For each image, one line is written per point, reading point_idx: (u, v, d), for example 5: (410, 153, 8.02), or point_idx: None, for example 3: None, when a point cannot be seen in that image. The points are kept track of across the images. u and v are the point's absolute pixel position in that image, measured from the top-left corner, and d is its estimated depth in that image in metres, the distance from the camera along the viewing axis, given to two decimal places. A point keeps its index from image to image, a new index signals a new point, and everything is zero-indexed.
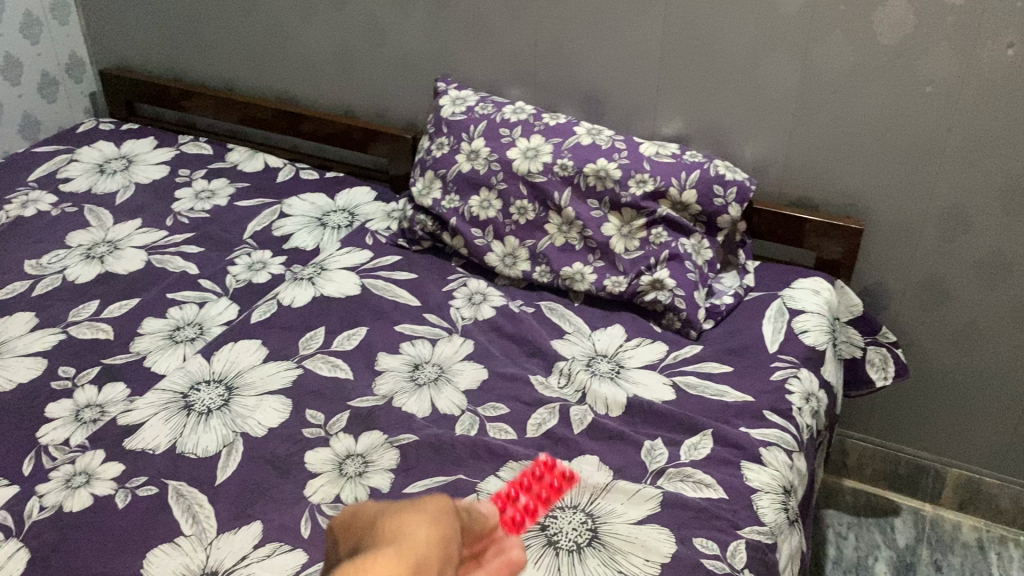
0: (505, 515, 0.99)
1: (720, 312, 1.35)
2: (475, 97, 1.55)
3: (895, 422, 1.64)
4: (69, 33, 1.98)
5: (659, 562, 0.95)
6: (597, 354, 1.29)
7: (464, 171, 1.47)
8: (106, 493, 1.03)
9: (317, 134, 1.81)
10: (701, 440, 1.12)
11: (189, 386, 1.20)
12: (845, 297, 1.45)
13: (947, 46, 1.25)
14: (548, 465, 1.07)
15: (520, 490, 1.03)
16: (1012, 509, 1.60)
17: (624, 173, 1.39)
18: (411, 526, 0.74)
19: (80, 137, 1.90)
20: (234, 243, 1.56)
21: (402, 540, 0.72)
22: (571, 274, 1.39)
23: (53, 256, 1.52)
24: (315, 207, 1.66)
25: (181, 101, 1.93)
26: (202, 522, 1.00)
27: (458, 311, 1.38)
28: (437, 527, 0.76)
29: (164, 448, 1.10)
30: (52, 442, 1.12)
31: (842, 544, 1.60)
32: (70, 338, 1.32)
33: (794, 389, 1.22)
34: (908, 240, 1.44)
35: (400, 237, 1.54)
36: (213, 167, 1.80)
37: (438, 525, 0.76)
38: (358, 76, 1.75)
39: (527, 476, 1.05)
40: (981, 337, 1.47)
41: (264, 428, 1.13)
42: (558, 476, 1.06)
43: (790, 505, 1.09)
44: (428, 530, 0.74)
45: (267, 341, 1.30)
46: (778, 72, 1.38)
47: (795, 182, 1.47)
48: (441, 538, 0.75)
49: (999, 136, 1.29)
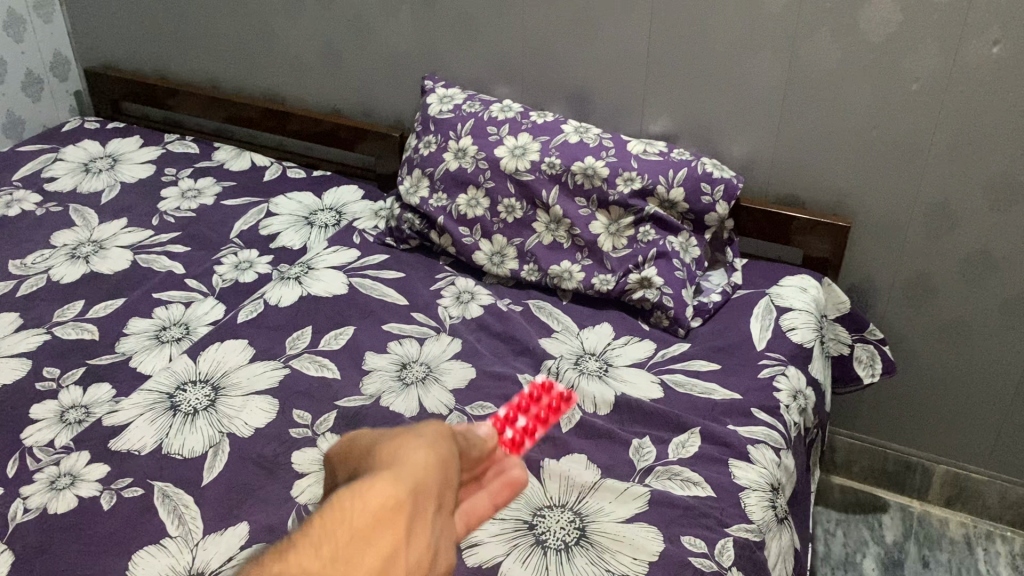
0: (505, 436, 1.01)
1: (708, 310, 1.35)
2: (462, 95, 1.55)
3: (883, 419, 1.65)
4: (53, 31, 1.96)
5: (647, 560, 0.95)
6: (586, 353, 1.28)
7: (452, 170, 1.47)
8: (90, 494, 1.03)
9: (303, 132, 1.80)
10: (689, 438, 1.12)
11: (174, 387, 1.19)
12: (833, 294, 1.45)
13: (932, 44, 1.26)
14: (545, 386, 1.10)
15: (518, 413, 1.05)
16: (998, 505, 1.61)
17: (612, 171, 1.39)
18: (412, 442, 0.64)
19: (65, 136, 1.88)
20: (220, 242, 1.55)
21: (397, 470, 0.60)
22: (559, 273, 1.39)
23: (37, 256, 1.51)
24: (302, 206, 1.65)
25: (166, 100, 1.92)
26: (188, 523, 0.99)
27: (447, 310, 1.37)
28: (438, 449, 0.64)
29: (150, 449, 1.09)
30: (37, 444, 1.11)
31: (831, 541, 1.61)
32: (55, 338, 1.31)
33: (782, 386, 1.22)
34: (895, 237, 1.44)
35: (388, 236, 1.53)
36: (199, 166, 1.79)
37: (441, 441, 0.65)
38: (345, 74, 1.74)
39: (526, 398, 1.08)
40: (968, 334, 1.48)
41: (250, 428, 1.13)
42: (556, 397, 1.10)
43: (778, 502, 1.09)
44: (430, 448, 0.64)
45: (254, 340, 1.29)
46: (765, 70, 1.38)
47: (782, 179, 1.47)
48: (440, 464, 0.63)
49: (985, 133, 1.29)
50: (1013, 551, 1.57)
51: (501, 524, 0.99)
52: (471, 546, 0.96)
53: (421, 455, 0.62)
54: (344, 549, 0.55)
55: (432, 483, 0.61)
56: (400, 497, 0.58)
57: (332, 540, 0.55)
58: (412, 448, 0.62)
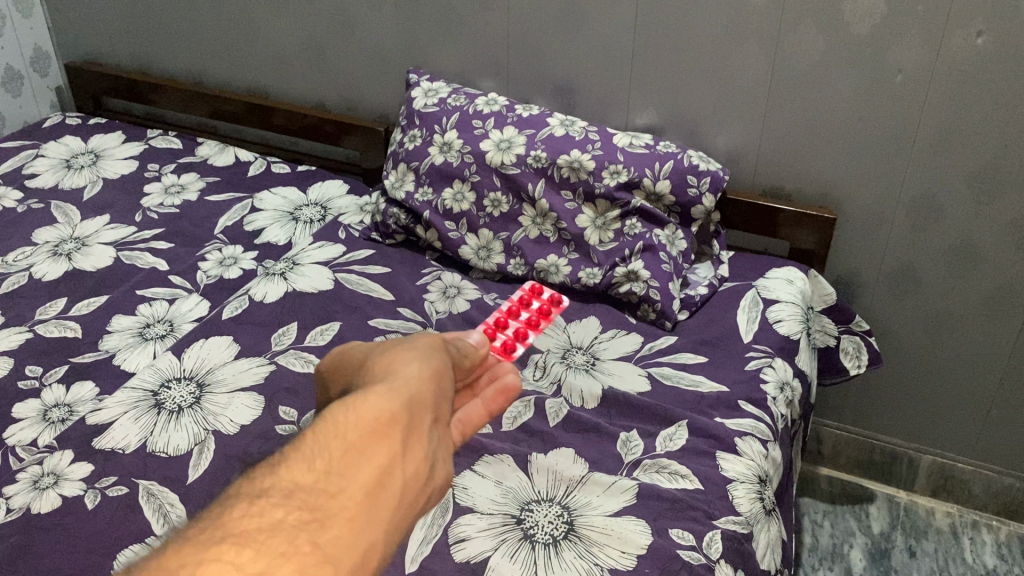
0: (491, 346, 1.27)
1: (694, 303, 1.35)
2: (447, 88, 1.54)
3: (869, 410, 1.65)
4: (33, 26, 1.94)
5: (635, 553, 0.95)
6: (573, 346, 1.28)
7: (437, 164, 1.46)
8: (74, 494, 1.02)
9: (287, 127, 1.79)
10: (676, 431, 1.12)
11: (159, 384, 1.18)
12: (819, 286, 1.45)
13: (916, 36, 1.26)
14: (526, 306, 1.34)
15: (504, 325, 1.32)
16: (984, 494, 1.62)
17: (598, 165, 1.39)
18: (399, 368, 0.61)
19: (46, 132, 1.86)
20: (204, 238, 1.54)
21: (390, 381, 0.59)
22: (546, 266, 1.39)
23: (19, 253, 1.49)
24: (287, 202, 1.64)
25: (149, 95, 1.91)
26: (174, 522, 0.99)
27: (433, 305, 1.37)
28: (429, 370, 0.62)
29: (134, 447, 1.08)
30: (19, 443, 1.10)
31: (818, 532, 1.61)
32: (37, 337, 1.30)
33: (768, 378, 1.23)
34: (881, 229, 1.44)
35: (373, 231, 1.53)
36: (183, 161, 1.78)
37: (432, 365, 0.63)
38: (329, 68, 1.73)
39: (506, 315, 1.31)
40: (953, 324, 1.48)
41: (236, 425, 1.12)
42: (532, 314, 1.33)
43: (765, 494, 1.09)
44: (422, 370, 0.61)
45: (239, 337, 1.28)
46: (750, 62, 1.38)
47: (767, 172, 1.47)
48: (431, 381, 0.61)
49: (969, 124, 1.29)
50: (999, 540, 1.58)
51: (489, 519, 0.99)
52: (459, 541, 0.96)
53: (412, 374, 0.60)
54: (338, 461, 0.51)
55: (424, 403, 0.58)
56: (391, 411, 0.55)
57: (324, 452, 0.51)
58: (400, 373, 0.60)
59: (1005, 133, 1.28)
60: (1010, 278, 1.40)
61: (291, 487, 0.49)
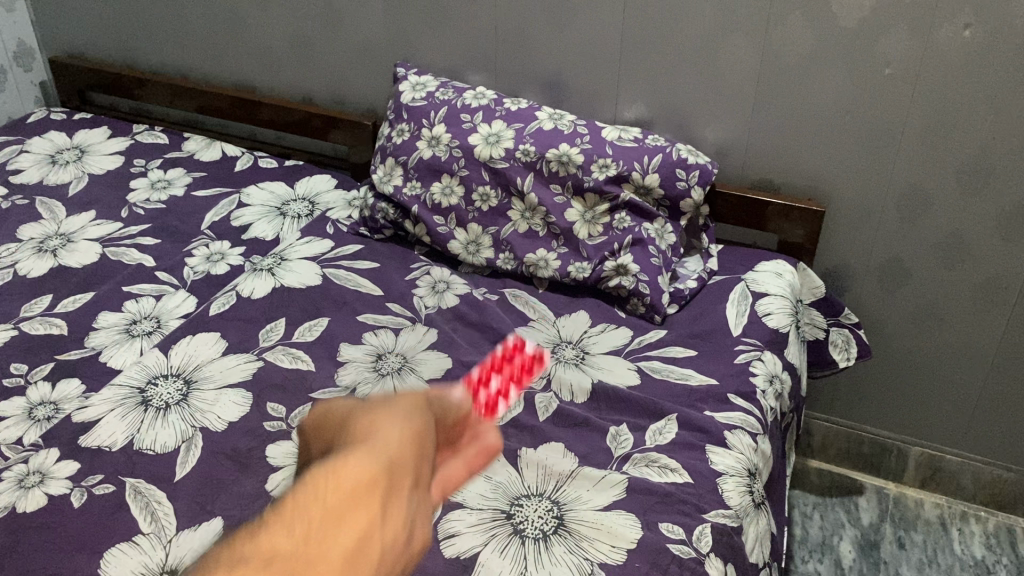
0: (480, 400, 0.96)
1: (684, 296, 1.35)
2: (435, 82, 1.53)
3: (858, 403, 1.66)
4: (16, 20, 1.92)
5: (624, 548, 0.95)
6: (562, 341, 1.28)
7: (426, 158, 1.45)
8: (60, 492, 1.01)
9: (274, 122, 1.78)
10: (666, 424, 1.12)
11: (146, 381, 1.17)
12: (808, 279, 1.46)
13: (904, 28, 1.26)
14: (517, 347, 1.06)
15: (490, 374, 1.01)
16: (973, 485, 1.63)
17: (587, 159, 1.38)
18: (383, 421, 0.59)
19: (30, 127, 1.85)
20: (191, 234, 1.53)
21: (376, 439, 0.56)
22: (535, 261, 1.38)
23: (3, 249, 1.48)
24: (275, 197, 1.63)
25: (134, 90, 1.89)
26: (161, 520, 0.98)
27: (422, 300, 1.36)
28: (416, 420, 0.60)
29: (121, 445, 1.07)
30: (4, 442, 1.09)
31: (808, 524, 1.62)
32: (22, 334, 1.28)
33: (758, 371, 1.23)
34: (869, 221, 1.45)
35: (362, 226, 1.52)
36: (169, 157, 1.76)
37: (419, 415, 0.61)
38: (317, 63, 1.72)
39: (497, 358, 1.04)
40: (942, 316, 1.49)
41: (224, 422, 1.11)
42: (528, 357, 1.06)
43: (754, 487, 1.09)
44: (408, 422, 0.59)
45: (226, 333, 1.27)
46: (738, 56, 1.37)
47: (756, 165, 1.47)
48: (419, 433, 0.59)
49: (957, 116, 1.30)
50: (987, 530, 1.59)
51: (478, 514, 0.98)
52: (449, 537, 0.96)
53: (398, 430, 0.58)
54: (318, 528, 0.49)
55: (409, 462, 0.56)
56: (375, 473, 0.53)
57: (304, 519, 0.49)
58: (383, 426, 0.58)
59: (993, 126, 1.28)
60: (998, 270, 1.40)
61: (270, 554, 0.48)
